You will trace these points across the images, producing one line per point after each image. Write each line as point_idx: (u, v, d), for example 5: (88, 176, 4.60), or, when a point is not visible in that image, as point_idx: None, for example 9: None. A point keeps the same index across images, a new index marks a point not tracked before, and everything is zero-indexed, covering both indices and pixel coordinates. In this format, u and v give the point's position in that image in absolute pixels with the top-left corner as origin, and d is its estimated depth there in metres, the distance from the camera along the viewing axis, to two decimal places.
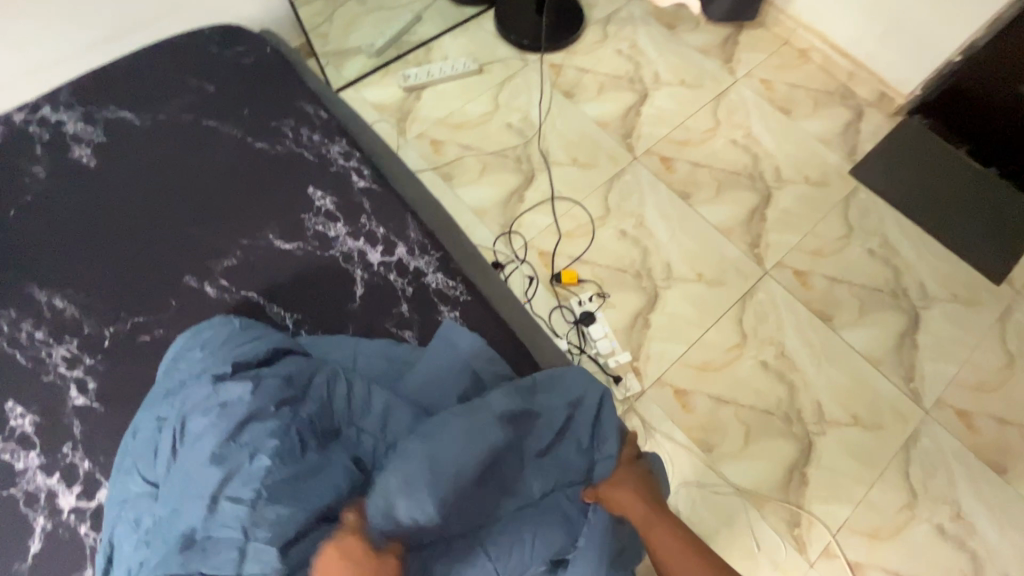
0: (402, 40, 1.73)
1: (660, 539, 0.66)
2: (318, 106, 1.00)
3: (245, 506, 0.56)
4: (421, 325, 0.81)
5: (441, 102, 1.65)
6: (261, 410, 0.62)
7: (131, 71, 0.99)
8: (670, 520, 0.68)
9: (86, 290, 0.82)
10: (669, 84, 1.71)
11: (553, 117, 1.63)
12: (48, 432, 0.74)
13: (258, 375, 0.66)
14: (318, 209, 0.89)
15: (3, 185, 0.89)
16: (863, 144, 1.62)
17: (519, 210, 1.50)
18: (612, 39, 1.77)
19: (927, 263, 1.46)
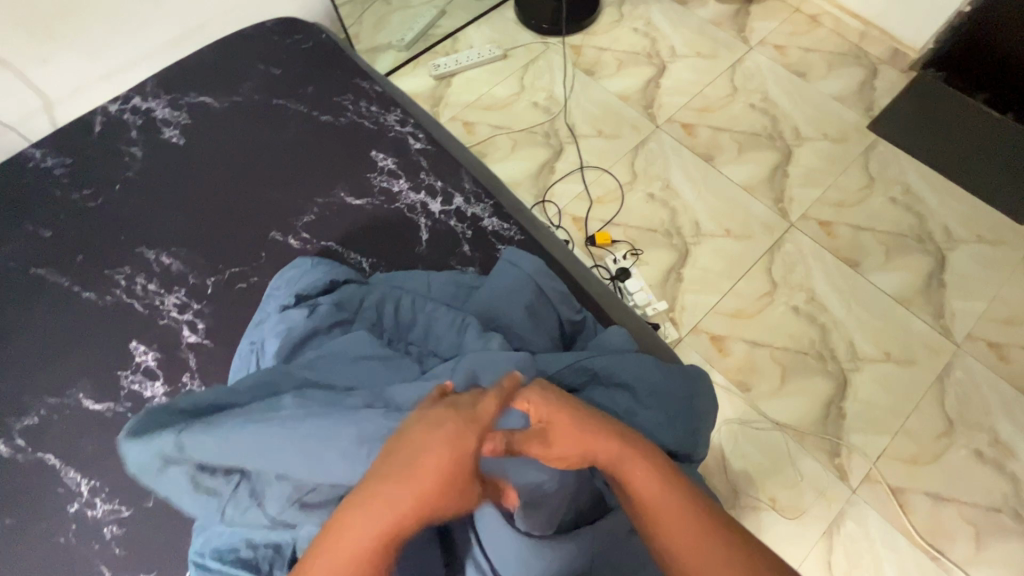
0: (429, 34, 1.85)
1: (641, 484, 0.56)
2: (373, 82, 1.11)
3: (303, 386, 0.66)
4: (482, 261, 0.91)
5: (470, 87, 1.75)
6: (318, 331, 0.75)
7: (208, 63, 1.11)
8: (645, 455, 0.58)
9: (187, 248, 0.93)
10: (685, 56, 1.79)
11: (577, 94, 1.72)
12: (169, 366, 0.85)
13: (315, 304, 0.78)
14: (381, 169, 1.00)
15: (107, 164, 1.02)
16: (878, 101, 1.68)
17: (551, 181, 1.59)
18: (627, 18, 1.86)
19: (950, 207, 1.51)
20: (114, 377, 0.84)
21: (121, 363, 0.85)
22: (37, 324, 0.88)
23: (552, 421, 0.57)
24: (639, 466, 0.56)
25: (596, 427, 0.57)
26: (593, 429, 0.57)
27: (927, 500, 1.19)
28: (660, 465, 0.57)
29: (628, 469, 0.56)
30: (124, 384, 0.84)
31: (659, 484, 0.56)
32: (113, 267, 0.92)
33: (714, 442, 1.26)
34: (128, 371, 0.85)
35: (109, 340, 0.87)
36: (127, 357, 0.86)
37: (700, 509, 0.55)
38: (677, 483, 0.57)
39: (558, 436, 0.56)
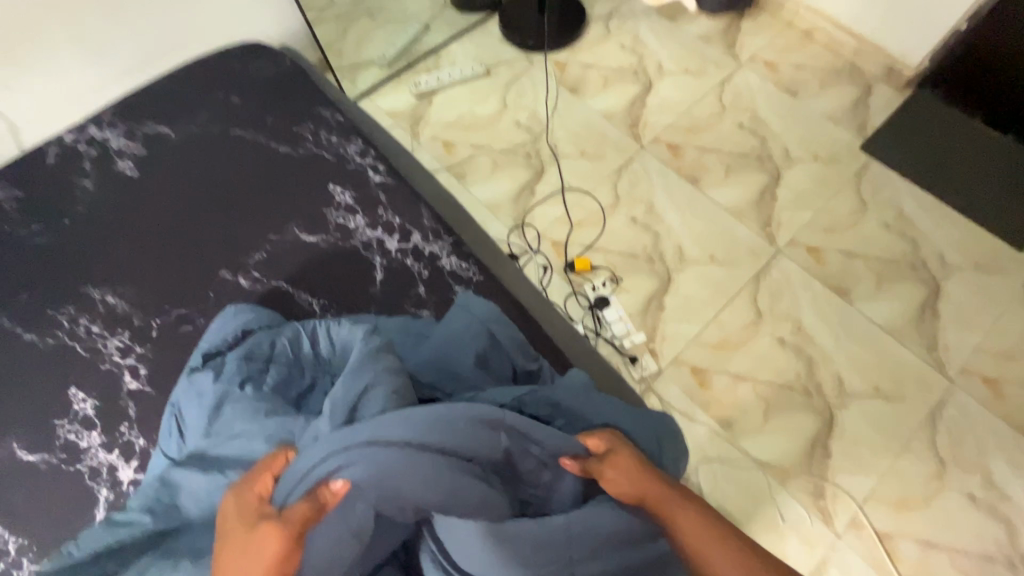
0: (412, 50, 1.82)
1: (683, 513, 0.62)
2: (336, 110, 1.07)
3: (201, 478, 0.67)
4: (437, 304, 0.87)
5: (451, 106, 1.71)
6: (230, 392, 0.73)
7: (167, 90, 1.08)
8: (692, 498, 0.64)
9: (134, 288, 0.90)
10: (673, 73, 1.74)
11: (561, 112, 1.68)
12: (107, 415, 0.81)
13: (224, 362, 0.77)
14: (338, 204, 0.96)
15: (58, 198, 0.99)
16: (872, 120, 1.62)
17: (531, 204, 1.54)
18: (615, 34, 1.82)
19: (945, 232, 1.45)
20: (51, 426, 0.81)
21: (59, 411, 0.82)
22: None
23: (618, 459, 0.67)
24: (694, 517, 0.62)
25: (647, 471, 0.66)
26: (654, 478, 0.66)
27: (916, 548, 1.13)
28: (718, 525, 0.61)
29: (680, 515, 0.62)
30: (61, 434, 0.80)
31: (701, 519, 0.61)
32: (58, 308, 0.89)
33: (692, 482, 1.21)
34: (65, 420, 0.81)
35: (48, 386, 0.84)
36: (65, 405, 0.82)
37: (752, 558, 0.58)
38: (731, 538, 0.60)
39: (617, 463, 0.66)
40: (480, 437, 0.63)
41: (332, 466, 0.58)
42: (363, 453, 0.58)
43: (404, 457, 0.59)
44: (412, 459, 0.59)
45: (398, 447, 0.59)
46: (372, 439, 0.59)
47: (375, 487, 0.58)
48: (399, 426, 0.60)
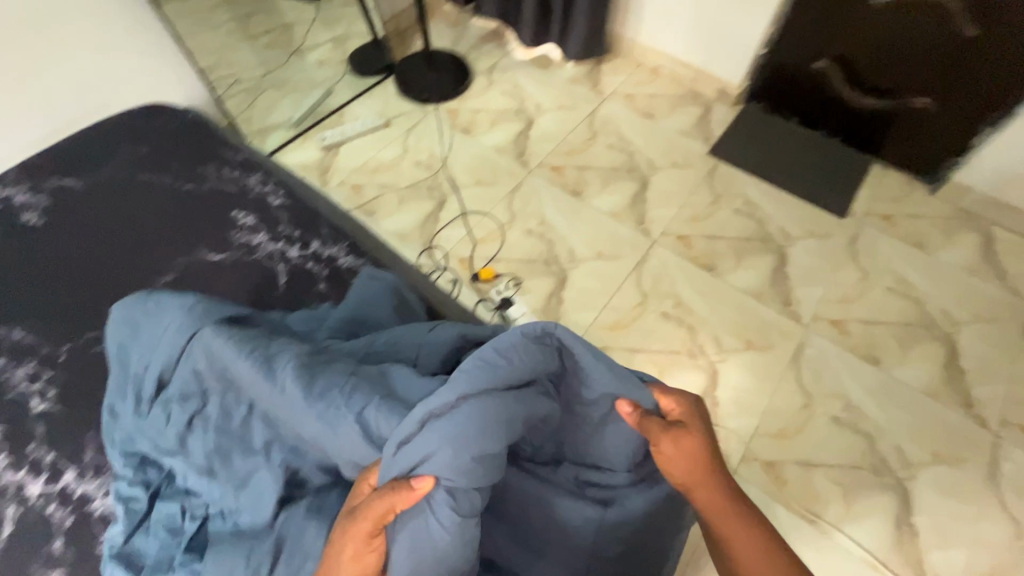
0: (316, 111, 2.03)
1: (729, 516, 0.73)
2: (237, 151, 1.20)
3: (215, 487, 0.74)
4: (337, 297, 0.99)
5: (357, 154, 1.89)
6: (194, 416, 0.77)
7: (71, 149, 1.17)
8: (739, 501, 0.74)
9: (41, 321, 0.95)
10: (549, 110, 2.02)
11: (456, 150, 1.89)
12: (15, 437, 0.84)
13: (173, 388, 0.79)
14: (242, 226, 1.07)
15: None
16: (715, 131, 1.95)
17: (436, 228, 1.70)
18: (497, 83, 2.10)
19: (784, 211, 1.74)
20: None
21: None
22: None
23: (683, 455, 0.71)
24: (732, 518, 0.73)
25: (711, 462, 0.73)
26: (713, 476, 0.73)
27: (799, 469, 1.30)
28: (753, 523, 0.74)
29: (715, 509, 0.73)
30: None
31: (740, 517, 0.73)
32: None
33: None
34: None
35: None
36: None
37: (768, 554, 0.72)
38: (760, 537, 0.73)
39: (688, 446, 0.71)
40: (535, 353, 0.69)
41: (419, 456, 0.63)
42: (437, 426, 0.63)
43: (480, 406, 0.64)
44: (480, 408, 0.64)
45: (465, 402, 0.64)
46: (445, 409, 0.64)
47: (464, 446, 0.62)
48: (463, 390, 0.65)
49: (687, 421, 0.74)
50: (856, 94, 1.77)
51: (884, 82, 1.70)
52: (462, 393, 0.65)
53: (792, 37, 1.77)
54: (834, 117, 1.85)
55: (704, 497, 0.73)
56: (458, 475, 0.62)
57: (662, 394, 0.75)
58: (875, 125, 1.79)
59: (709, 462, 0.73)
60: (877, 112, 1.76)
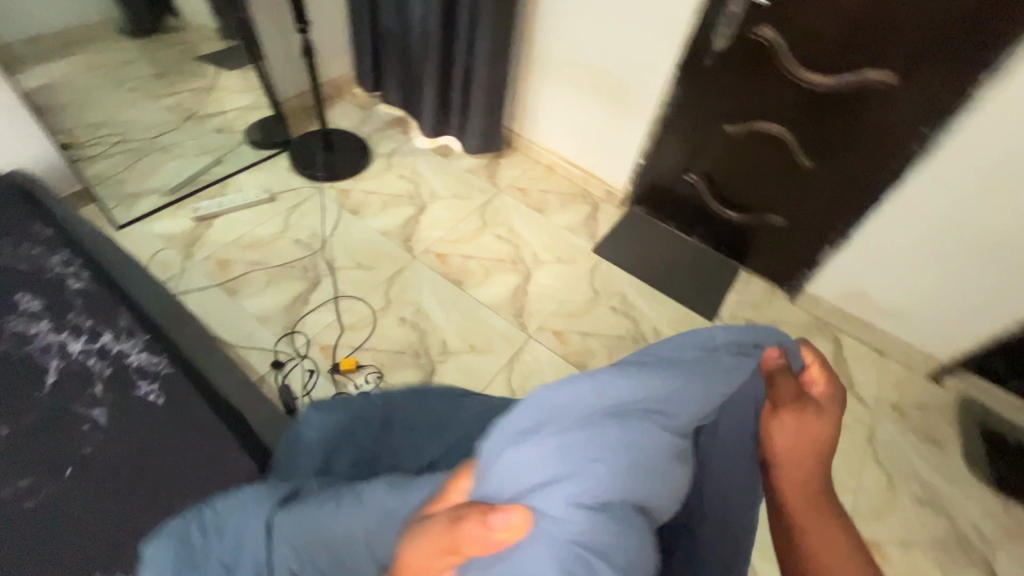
0: (199, 179, 1.94)
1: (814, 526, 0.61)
2: (48, 225, 1.09)
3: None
4: (113, 402, 0.86)
5: (232, 227, 1.80)
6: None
7: None
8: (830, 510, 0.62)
9: None
10: (443, 198, 2.04)
11: (340, 231, 1.85)
12: None
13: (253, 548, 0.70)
14: (23, 311, 0.94)
15: None
16: (600, 230, 2.04)
17: (303, 312, 1.61)
18: (395, 167, 2.12)
19: (658, 311, 1.80)
20: None
21: None
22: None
23: (820, 423, 0.63)
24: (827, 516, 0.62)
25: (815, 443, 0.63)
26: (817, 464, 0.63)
27: None
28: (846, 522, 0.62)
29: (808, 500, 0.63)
30: None
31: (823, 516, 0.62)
32: None
33: None
34: None
35: None
36: None
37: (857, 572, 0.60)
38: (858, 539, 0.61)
39: (789, 412, 0.64)
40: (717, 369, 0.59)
41: (526, 437, 0.53)
42: (547, 437, 0.51)
43: (640, 388, 0.54)
44: (620, 416, 0.52)
45: (614, 396, 0.53)
46: (558, 424, 0.52)
47: (591, 487, 0.48)
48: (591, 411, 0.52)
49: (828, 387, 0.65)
50: (720, 209, 1.91)
51: (743, 200, 1.85)
52: (601, 401, 0.53)
53: (665, 151, 1.91)
54: (705, 226, 1.99)
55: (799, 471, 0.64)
56: (580, 538, 0.47)
57: (814, 359, 0.66)
58: (738, 234, 1.92)
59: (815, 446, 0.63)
60: (739, 226, 1.91)
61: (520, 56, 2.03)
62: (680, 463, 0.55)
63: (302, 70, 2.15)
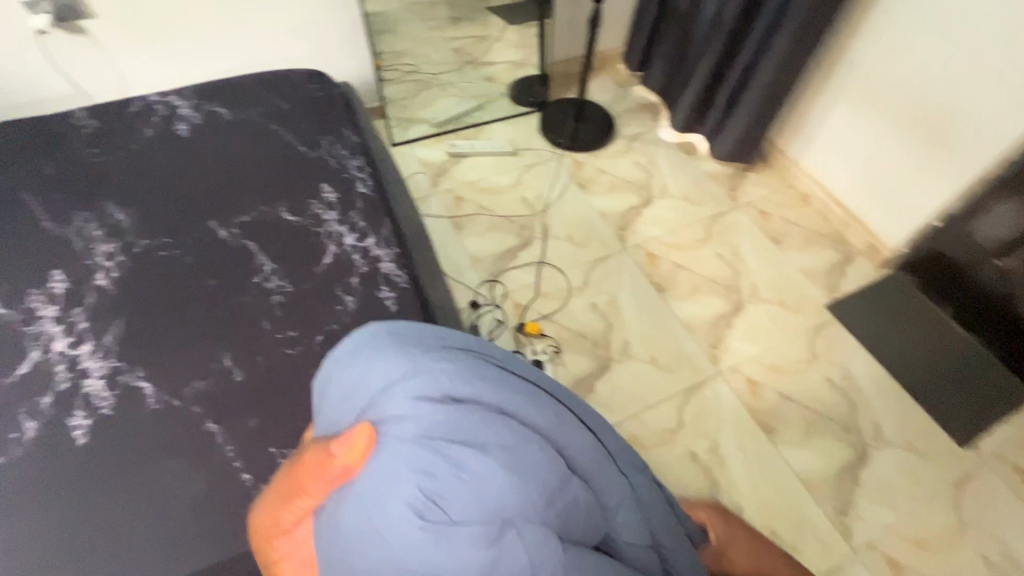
0: (461, 119, 2.13)
1: None
2: (356, 133, 1.30)
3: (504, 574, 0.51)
4: (361, 296, 1.01)
5: (475, 170, 1.96)
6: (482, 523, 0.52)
7: (239, 85, 1.36)
8: None
9: (141, 214, 1.10)
10: (673, 197, 1.93)
11: (564, 201, 1.88)
12: (71, 296, 0.98)
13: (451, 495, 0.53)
14: (323, 199, 1.15)
15: (122, 134, 1.24)
16: (844, 286, 1.71)
17: (509, 266, 1.70)
18: (634, 152, 2.05)
19: (888, 406, 1.47)
20: (26, 291, 0.98)
21: (36, 283, 0.99)
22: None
23: (733, 528, 1.11)
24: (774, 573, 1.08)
25: None
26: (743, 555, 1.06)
27: None
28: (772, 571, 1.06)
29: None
30: (29, 300, 0.96)
31: None
32: (78, 211, 1.09)
33: None
34: (38, 291, 0.98)
35: (36, 262, 1.02)
36: (44, 280, 0.99)
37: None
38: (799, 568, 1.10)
39: None
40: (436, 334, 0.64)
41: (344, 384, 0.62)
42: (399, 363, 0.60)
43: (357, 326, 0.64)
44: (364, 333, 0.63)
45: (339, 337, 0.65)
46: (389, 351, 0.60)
47: (438, 387, 0.56)
48: (424, 347, 0.61)
49: None
50: None
51: None
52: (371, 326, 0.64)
53: (981, 219, 1.50)
54: (999, 325, 1.54)
55: None
56: (426, 434, 0.53)
57: None
58: None
59: None
60: None
61: (820, 64, 1.75)
62: (533, 401, 0.60)
63: (581, 37, 2.19)
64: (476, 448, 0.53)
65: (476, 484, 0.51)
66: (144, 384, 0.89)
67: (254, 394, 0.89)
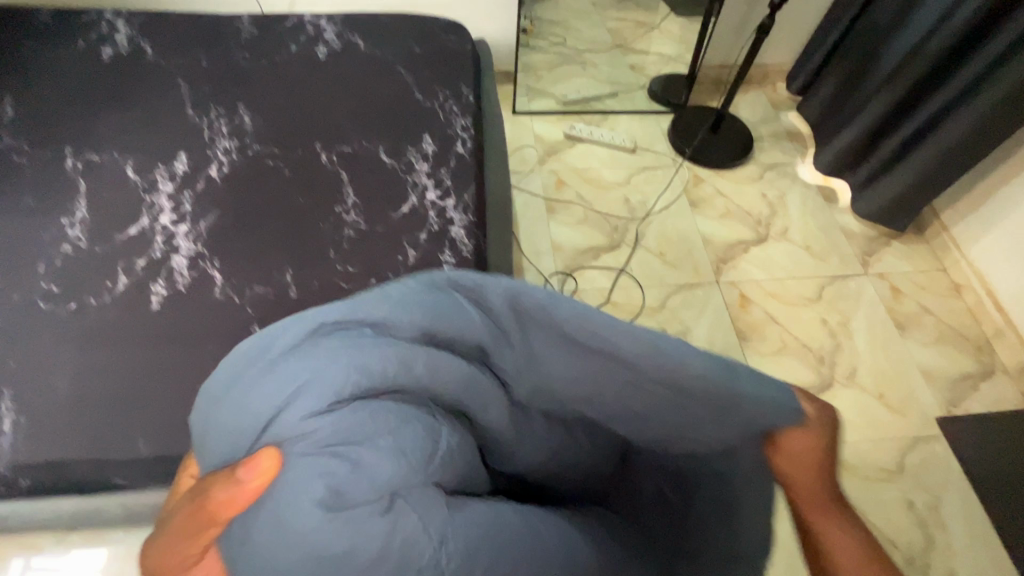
0: (590, 103, 2.05)
1: (836, 538, 0.64)
2: (473, 93, 1.29)
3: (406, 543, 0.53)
4: (423, 253, 1.02)
5: (586, 158, 1.88)
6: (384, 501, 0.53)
7: (383, 22, 1.40)
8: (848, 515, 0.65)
9: (264, 121, 1.19)
10: (792, 242, 1.71)
11: (668, 213, 1.75)
12: (186, 180, 1.08)
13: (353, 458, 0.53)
14: (421, 149, 1.16)
15: (271, 45, 1.33)
16: (968, 402, 1.45)
17: (588, 264, 1.63)
18: (765, 182, 1.85)
19: (972, 556, 1.25)
20: (155, 165, 1.10)
21: (164, 160, 1.11)
22: (143, 106, 1.19)
23: (807, 446, 0.65)
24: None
25: (820, 474, 0.65)
26: (817, 486, 0.66)
27: None
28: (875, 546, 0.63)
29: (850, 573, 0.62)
30: (154, 173, 1.09)
31: (845, 529, 0.64)
32: (215, 106, 1.20)
33: None
34: (164, 167, 1.10)
35: (170, 141, 1.14)
36: (170, 159, 1.11)
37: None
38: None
39: (802, 444, 0.65)
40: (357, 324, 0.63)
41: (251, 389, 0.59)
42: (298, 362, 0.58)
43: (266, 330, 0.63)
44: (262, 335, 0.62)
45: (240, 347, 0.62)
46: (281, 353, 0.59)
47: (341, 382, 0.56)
48: (321, 335, 0.60)
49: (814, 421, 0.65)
50: None
51: None
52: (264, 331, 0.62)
53: None
54: None
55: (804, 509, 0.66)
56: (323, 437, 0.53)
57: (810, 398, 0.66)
58: None
59: (820, 477, 0.65)
60: None
61: None
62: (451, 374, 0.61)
63: (745, 44, 1.99)
64: (368, 443, 0.54)
65: (368, 477, 0.52)
66: (215, 272, 0.97)
67: (298, 312, 0.93)
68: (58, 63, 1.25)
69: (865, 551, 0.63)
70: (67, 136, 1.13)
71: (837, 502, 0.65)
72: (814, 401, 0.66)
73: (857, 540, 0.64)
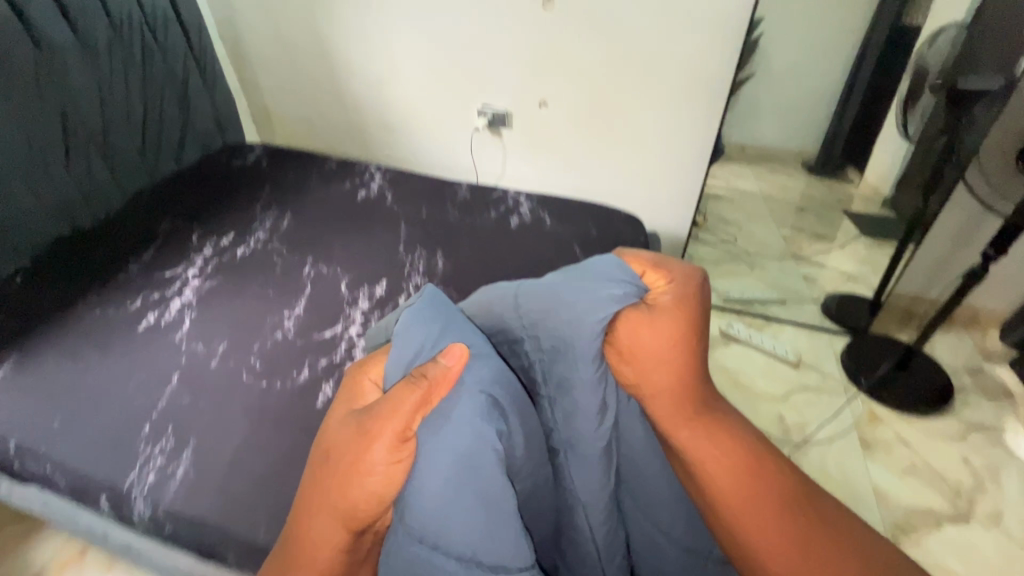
0: (752, 304, 2.00)
1: (701, 449, 0.80)
2: None
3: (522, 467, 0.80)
4: None
5: (740, 359, 1.78)
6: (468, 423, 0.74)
7: (571, 206, 1.62)
8: (694, 414, 0.82)
9: (453, 268, 1.40)
10: (1008, 534, 1.34)
11: (831, 446, 1.52)
12: (380, 303, 1.29)
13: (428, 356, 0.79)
14: None
15: (477, 209, 1.62)
16: None
17: None
18: (968, 444, 1.53)
19: None
20: (362, 286, 1.34)
21: (369, 283, 1.35)
22: (371, 238, 1.50)
23: (658, 330, 0.79)
24: (715, 448, 0.80)
25: (675, 351, 0.80)
26: (674, 357, 0.80)
27: None
28: (735, 444, 0.81)
29: (712, 460, 0.80)
30: (359, 292, 1.32)
31: (709, 441, 0.80)
32: (421, 248, 1.46)
33: None
34: (367, 289, 1.33)
35: (379, 268, 1.39)
36: (374, 284, 1.35)
37: (801, 535, 0.75)
38: (795, 512, 0.77)
39: (647, 336, 0.79)
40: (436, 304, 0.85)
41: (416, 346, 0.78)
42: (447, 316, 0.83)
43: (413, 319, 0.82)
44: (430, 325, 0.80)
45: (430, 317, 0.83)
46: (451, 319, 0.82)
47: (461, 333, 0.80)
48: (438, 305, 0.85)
49: (662, 291, 0.84)
50: None
51: None
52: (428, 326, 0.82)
53: None
54: None
55: (663, 429, 0.83)
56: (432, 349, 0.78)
57: (654, 278, 0.86)
58: None
59: (669, 376, 0.81)
60: None
61: None
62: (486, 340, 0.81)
63: (952, 284, 1.81)
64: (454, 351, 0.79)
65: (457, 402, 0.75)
66: None
67: None
68: (330, 197, 1.67)
69: (728, 455, 0.80)
70: (312, 249, 1.46)
71: (687, 399, 0.82)
72: (663, 271, 0.86)
73: (716, 446, 0.80)
